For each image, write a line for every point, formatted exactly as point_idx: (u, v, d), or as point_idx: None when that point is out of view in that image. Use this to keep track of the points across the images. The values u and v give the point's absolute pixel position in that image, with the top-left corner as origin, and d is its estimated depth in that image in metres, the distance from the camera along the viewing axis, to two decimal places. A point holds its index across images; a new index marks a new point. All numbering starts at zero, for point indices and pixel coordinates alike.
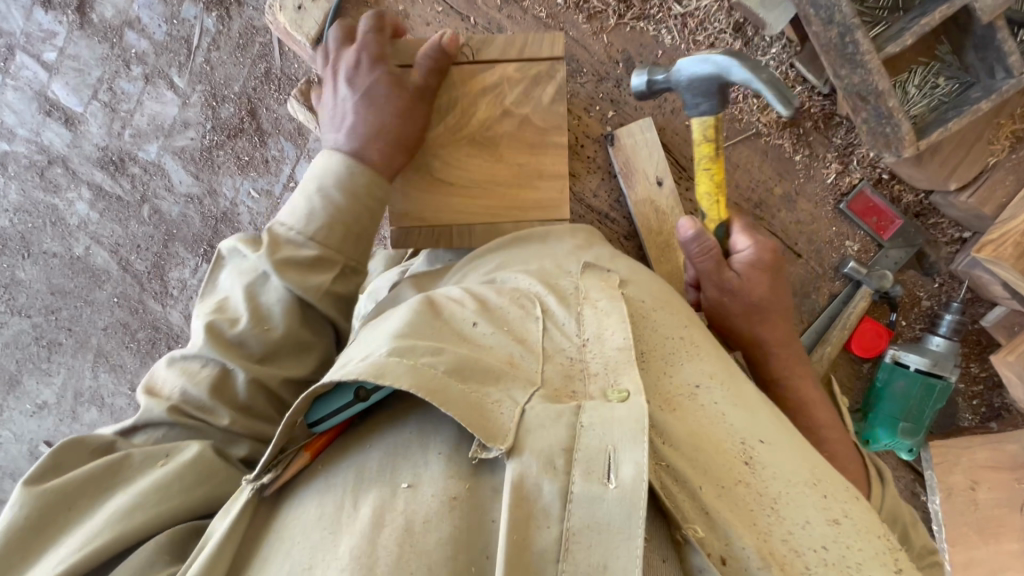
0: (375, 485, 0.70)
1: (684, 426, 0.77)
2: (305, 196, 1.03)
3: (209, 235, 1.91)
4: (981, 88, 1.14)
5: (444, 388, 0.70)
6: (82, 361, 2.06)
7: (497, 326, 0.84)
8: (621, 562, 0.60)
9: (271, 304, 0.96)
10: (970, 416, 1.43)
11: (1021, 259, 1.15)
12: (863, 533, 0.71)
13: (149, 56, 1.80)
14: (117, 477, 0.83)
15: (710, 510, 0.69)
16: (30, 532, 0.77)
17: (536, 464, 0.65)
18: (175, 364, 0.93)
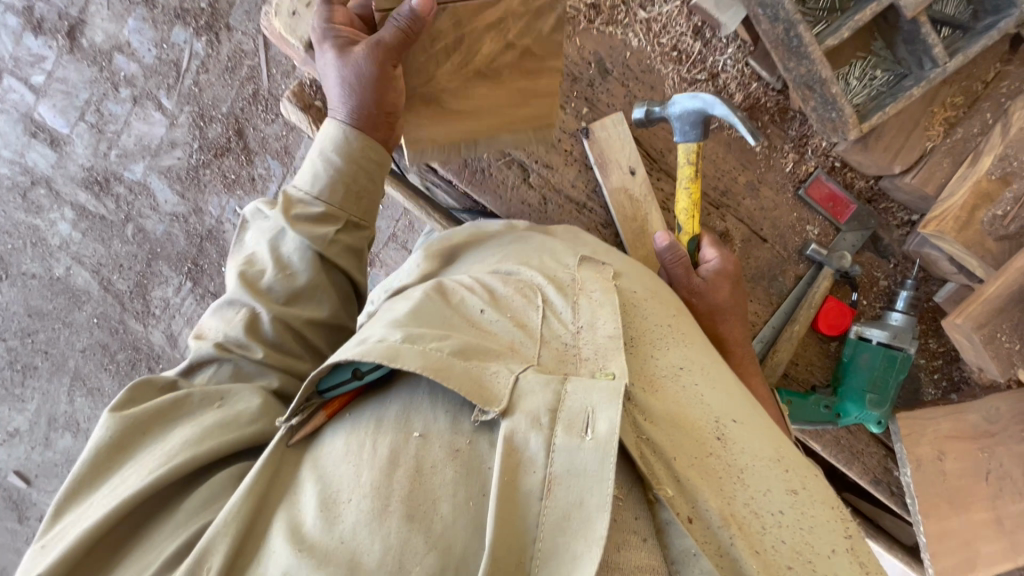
0: (389, 431, 0.76)
1: (664, 404, 0.83)
2: (312, 161, 1.05)
3: (193, 252, 2.41)
4: (912, 79, 1.10)
5: (448, 366, 0.76)
6: (98, 362, 2.52)
7: (502, 312, 0.90)
8: (595, 499, 0.66)
9: (290, 252, 1.00)
10: (932, 390, 1.42)
11: (964, 232, 1.14)
12: (815, 502, 0.79)
13: (140, 81, 2.33)
14: (179, 414, 0.89)
15: (682, 478, 0.75)
16: (110, 453, 0.85)
17: (525, 421, 0.71)
18: (216, 313, 1.00)
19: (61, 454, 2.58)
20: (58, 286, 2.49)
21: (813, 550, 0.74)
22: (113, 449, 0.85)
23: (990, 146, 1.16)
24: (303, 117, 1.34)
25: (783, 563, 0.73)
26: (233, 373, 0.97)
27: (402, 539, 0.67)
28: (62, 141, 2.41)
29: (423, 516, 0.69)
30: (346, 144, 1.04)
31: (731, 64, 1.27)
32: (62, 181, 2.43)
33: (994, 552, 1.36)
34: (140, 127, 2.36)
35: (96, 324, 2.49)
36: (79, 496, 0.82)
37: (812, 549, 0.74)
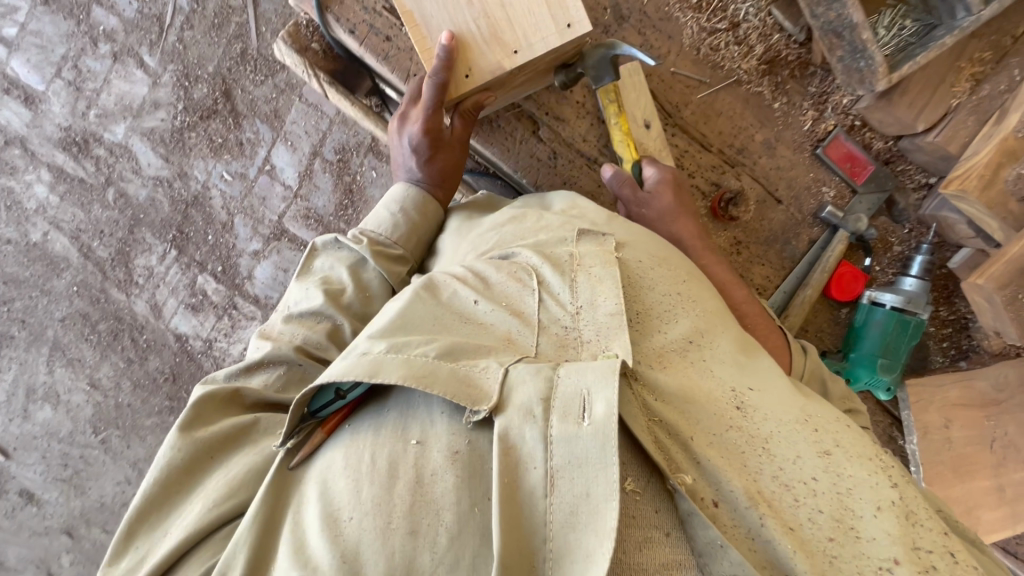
0: (386, 440, 0.69)
1: (676, 382, 0.77)
2: (391, 209, 1.06)
3: (177, 219, 2.29)
4: (944, 28, 1.05)
5: (431, 373, 0.69)
6: (77, 333, 2.41)
7: (497, 302, 0.83)
8: (602, 488, 0.61)
9: (372, 273, 1.02)
10: (939, 357, 1.41)
11: (987, 190, 1.11)
12: (854, 458, 0.71)
13: (120, 36, 2.21)
14: (245, 440, 0.85)
15: (701, 459, 0.70)
16: (178, 475, 0.81)
17: (517, 416, 0.66)
18: (290, 321, 0.96)
19: (39, 427, 2.47)
20: (35, 252, 2.38)
21: (855, 513, 0.66)
22: (180, 473, 0.81)
23: (1017, 104, 1.11)
24: (299, 59, 1.27)
25: (823, 536, 0.65)
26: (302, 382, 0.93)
27: (406, 555, 0.61)
28: (38, 99, 2.28)
29: (426, 530, 0.63)
30: (414, 199, 1.07)
31: (753, 14, 1.19)
32: (38, 142, 2.31)
33: (994, 520, 1.34)
34: (120, 85, 2.24)
35: (76, 292, 2.38)
36: (150, 519, 0.79)
37: (853, 514, 0.66)
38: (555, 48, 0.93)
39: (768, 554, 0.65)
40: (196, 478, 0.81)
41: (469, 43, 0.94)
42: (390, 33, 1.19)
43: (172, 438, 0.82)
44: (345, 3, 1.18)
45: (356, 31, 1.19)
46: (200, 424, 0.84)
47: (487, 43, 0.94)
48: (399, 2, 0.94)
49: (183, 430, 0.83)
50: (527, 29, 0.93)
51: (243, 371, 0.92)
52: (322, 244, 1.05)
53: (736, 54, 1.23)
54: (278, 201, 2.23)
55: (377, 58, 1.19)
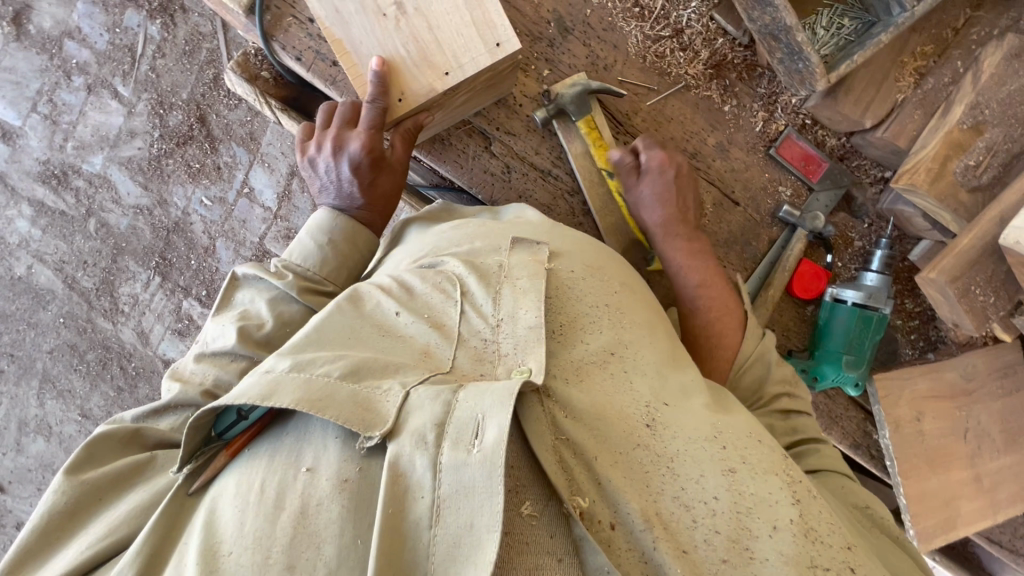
0: (278, 468, 0.69)
1: (590, 399, 0.76)
2: (317, 240, 1.00)
3: (160, 246, 2.30)
4: (880, 25, 1.06)
5: (328, 396, 0.68)
6: (65, 364, 2.42)
7: (418, 314, 0.82)
8: (485, 519, 0.60)
9: (294, 307, 0.94)
10: (909, 350, 1.40)
11: (936, 184, 1.10)
12: (759, 476, 0.71)
13: (93, 67, 2.22)
14: (141, 477, 0.82)
15: (603, 480, 0.69)
16: (59, 522, 0.77)
17: (409, 442, 0.65)
18: (203, 360, 0.89)
19: (33, 459, 2.48)
20: (19, 286, 2.40)
21: (750, 533, 0.67)
22: (61, 521, 0.77)
23: (961, 95, 1.12)
24: (251, 88, 1.28)
25: (715, 558, 0.66)
26: None
27: None
28: (15, 134, 2.30)
29: (304, 564, 0.61)
30: (345, 229, 1.02)
31: (695, 19, 1.22)
32: (17, 177, 2.33)
33: (973, 510, 1.36)
34: (96, 116, 2.26)
35: (63, 323, 2.40)
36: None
37: (748, 534, 0.67)
38: (486, 65, 0.98)
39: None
40: (80, 524, 0.78)
41: (400, 68, 0.99)
42: (335, 57, 1.18)
43: (58, 480, 0.78)
44: (289, 30, 1.18)
45: (303, 57, 1.18)
46: (89, 466, 0.81)
47: (418, 66, 0.99)
48: (326, 29, 0.98)
49: (68, 473, 0.79)
50: (456, 50, 0.98)
51: (151, 413, 0.87)
52: (243, 276, 0.97)
53: (682, 60, 1.24)
54: (258, 223, 2.24)
55: (325, 83, 1.19)
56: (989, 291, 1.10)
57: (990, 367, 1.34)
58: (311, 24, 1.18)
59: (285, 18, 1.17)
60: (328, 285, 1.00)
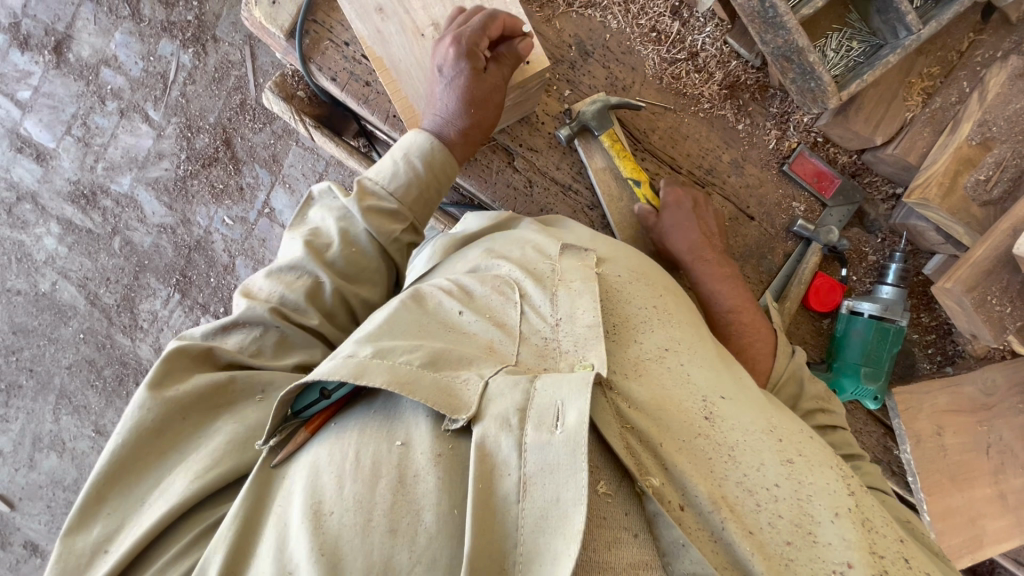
0: (371, 440, 0.70)
1: (647, 392, 0.79)
2: (395, 158, 0.99)
3: (181, 263, 2.36)
4: (888, 47, 1.11)
5: (415, 380, 0.71)
6: (83, 379, 2.46)
7: (481, 314, 0.86)
8: (571, 493, 0.62)
9: (360, 231, 0.94)
10: (927, 364, 1.41)
11: (948, 198, 1.15)
12: (816, 467, 0.73)
13: (126, 93, 2.33)
14: (223, 399, 0.83)
15: (669, 464, 0.72)
16: (149, 439, 0.78)
17: (493, 425, 0.68)
18: (272, 274, 0.91)
19: (45, 476, 2.49)
20: (43, 302, 2.45)
21: (813, 518, 0.68)
22: (149, 437, 0.78)
23: (968, 114, 1.17)
24: (286, 106, 1.35)
25: (780, 540, 0.67)
26: (277, 340, 0.88)
27: (384, 554, 0.62)
28: (49, 156, 2.40)
29: (405, 528, 0.63)
30: (421, 147, 1.00)
31: (710, 43, 1.28)
32: (48, 197, 2.42)
33: (999, 528, 1.34)
34: (127, 139, 2.35)
35: (83, 339, 2.44)
36: (118, 488, 0.76)
37: (812, 519, 0.68)
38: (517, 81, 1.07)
39: (731, 557, 0.67)
40: (166, 444, 0.79)
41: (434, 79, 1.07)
42: (369, 78, 1.25)
43: (144, 396, 0.79)
44: (327, 53, 1.25)
45: (338, 78, 1.25)
46: (170, 381, 0.81)
47: None
48: (369, 48, 1.07)
49: (152, 389, 0.79)
50: None
51: (218, 331, 0.88)
52: (318, 193, 0.99)
53: (697, 81, 1.30)
54: (277, 241, 2.31)
55: (358, 101, 1.26)
56: (1006, 301, 1.10)
57: (1010, 382, 1.32)
58: (347, 47, 1.25)
59: (322, 42, 1.24)
60: (393, 205, 0.97)
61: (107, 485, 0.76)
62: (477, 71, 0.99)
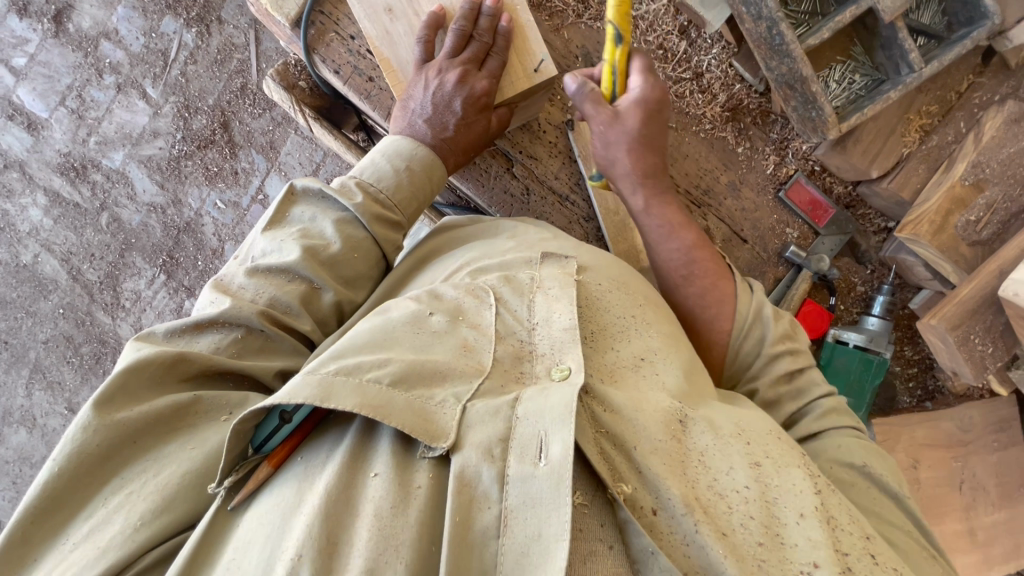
0: (341, 473, 0.65)
1: (625, 396, 0.75)
2: (396, 165, 0.98)
3: (168, 244, 2.32)
4: (890, 83, 1.13)
5: (387, 402, 0.66)
6: (59, 354, 2.41)
7: (454, 318, 0.81)
8: (552, 529, 0.58)
9: (362, 234, 0.93)
10: (907, 398, 1.42)
11: (938, 236, 1.16)
12: (782, 467, 0.70)
13: (125, 68, 2.29)
14: (183, 421, 0.76)
15: (643, 468, 0.67)
16: (92, 464, 0.70)
17: (475, 454, 0.64)
18: (257, 275, 0.86)
19: (12, 451, 2.43)
20: (24, 274, 2.40)
21: (779, 519, 0.65)
22: (93, 463, 0.70)
23: (963, 154, 1.18)
24: (286, 95, 1.34)
25: (752, 541, 0.63)
26: (260, 345, 0.84)
27: None
28: (40, 126, 2.35)
29: (383, 567, 0.58)
30: (423, 160, 1.00)
31: (715, 64, 1.29)
32: (37, 166, 2.37)
33: (967, 563, 1.35)
34: (122, 115, 2.31)
35: (62, 314, 2.39)
36: (51, 522, 0.69)
37: (778, 520, 0.65)
38: (521, 89, 1.06)
39: (703, 561, 0.62)
40: (113, 469, 0.72)
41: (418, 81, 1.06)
42: (372, 74, 1.24)
43: (88, 416, 0.70)
44: (331, 45, 1.23)
45: (341, 71, 1.24)
46: (117, 402, 0.72)
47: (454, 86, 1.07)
48: (376, 48, 1.07)
49: (97, 407, 0.71)
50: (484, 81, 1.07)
51: (188, 329, 0.81)
52: (302, 190, 0.94)
53: (700, 101, 1.30)
54: None
55: (360, 97, 1.25)
56: (988, 341, 1.12)
57: (987, 421, 1.36)
58: (352, 41, 1.23)
59: (328, 33, 1.23)
60: (396, 213, 0.97)
61: (41, 520, 0.69)
62: (477, 98, 1.02)
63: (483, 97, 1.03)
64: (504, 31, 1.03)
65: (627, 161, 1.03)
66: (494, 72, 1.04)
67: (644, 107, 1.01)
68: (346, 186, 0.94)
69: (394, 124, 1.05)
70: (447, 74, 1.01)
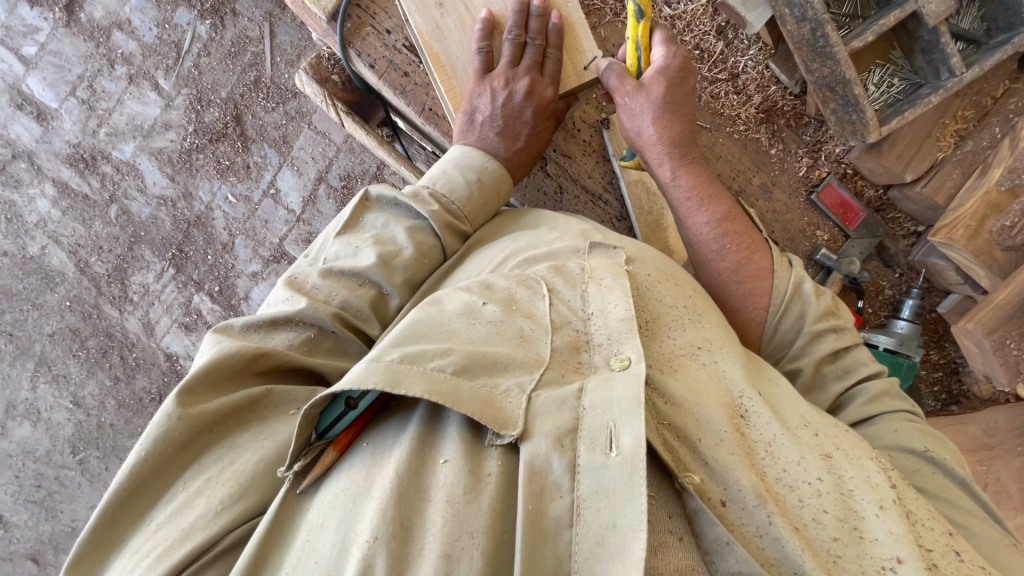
0: (411, 458, 0.64)
1: (685, 385, 0.73)
2: (468, 177, 0.97)
3: (178, 237, 2.30)
4: (930, 87, 1.13)
5: (454, 391, 0.64)
6: (65, 347, 2.38)
7: (508, 308, 0.76)
8: (628, 518, 0.57)
9: (434, 244, 0.92)
10: (933, 402, 1.47)
11: (973, 240, 1.17)
12: (854, 460, 0.69)
13: (137, 58, 2.26)
14: (258, 412, 0.75)
15: (710, 460, 0.67)
16: (175, 451, 0.70)
17: (545, 443, 0.62)
18: (330, 276, 0.85)
19: (16, 445, 2.40)
20: (30, 265, 2.37)
21: (858, 513, 0.64)
22: (176, 451, 0.70)
23: (998, 160, 1.19)
24: (318, 90, 1.33)
25: (827, 536, 0.63)
26: (331, 346, 0.83)
27: None
28: (50, 116, 2.33)
29: (460, 553, 0.57)
30: (493, 174, 0.99)
31: (752, 66, 1.29)
32: (45, 157, 2.34)
33: None
34: (133, 106, 2.29)
35: (69, 307, 2.37)
36: (135, 508, 0.69)
37: (856, 513, 0.64)
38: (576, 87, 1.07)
39: (777, 553, 0.62)
40: (192, 458, 0.71)
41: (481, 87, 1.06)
42: (408, 69, 1.23)
43: (172, 405, 0.69)
44: (367, 39, 1.22)
45: (376, 66, 1.23)
46: (196, 394, 0.71)
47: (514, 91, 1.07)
48: (426, 42, 1.05)
49: (179, 399, 0.70)
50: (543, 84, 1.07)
51: (265, 326, 0.80)
52: (377, 198, 0.94)
53: (734, 102, 1.30)
54: (280, 224, 2.27)
55: (394, 92, 1.24)
56: None
57: (1010, 426, 1.34)
58: (388, 35, 1.22)
59: (364, 27, 1.22)
60: (465, 224, 0.97)
61: (127, 503, 0.69)
62: (547, 103, 1.03)
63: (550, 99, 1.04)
64: (555, 29, 1.02)
65: (654, 131, 1.01)
66: (555, 76, 1.03)
67: (667, 77, 1.00)
68: (418, 194, 0.93)
69: (459, 136, 1.04)
70: (516, 85, 1.01)
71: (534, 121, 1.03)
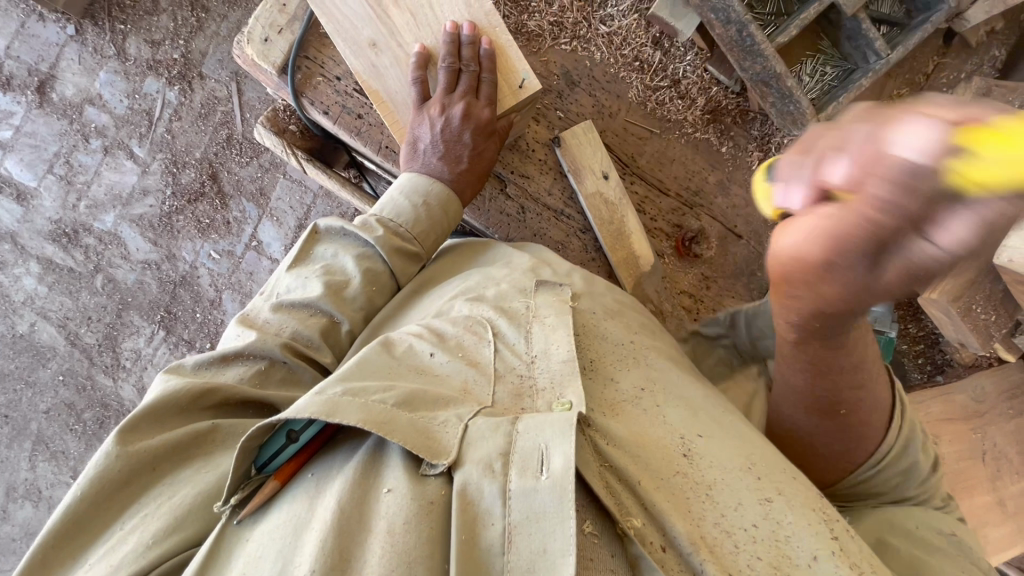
0: (354, 486, 0.64)
1: (627, 429, 0.74)
2: (412, 201, 1.01)
3: (165, 298, 2.32)
4: (860, 71, 1.17)
5: (392, 420, 0.65)
6: (61, 422, 2.37)
7: (453, 354, 0.79)
8: (558, 543, 0.58)
9: (381, 266, 0.95)
10: (918, 374, 1.48)
11: None
12: (795, 507, 0.68)
13: (111, 130, 2.32)
14: (201, 449, 0.76)
15: (650, 505, 0.67)
16: (115, 488, 0.71)
17: (476, 470, 0.63)
18: (282, 310, 0.88)
19: (18, 528, 2.36)
20: (21, 344, 2.38)
21: (790, 560, 0.64)
22: (115, 489, 0.71)
23: None
24: (278, 140, 1.37)
25: None
26: (285, 375, 0.84)
27: None
28: (29, 195, 2.37)
29: None
30: (439, 195, 1.03)
31: (691, 71, 1.34)
32: (28, 236, 2.37)
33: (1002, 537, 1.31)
34: (110, 176, 2.33)
35: (62, 381, 2.37)
36: (71, 546, 0.69)
37: (789, 560, 0.64)
38: (510, 106, 1.10)
39: None
40: (133, 495, 0.72)
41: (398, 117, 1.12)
42: (361, 111, 1.27)
43: (110, 444, 0.71)
44: (318, 88, 1.26)
45: (330, 111, 1.27)
46: (140, 432, 0.73)
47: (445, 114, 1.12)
48: (365, 81, 1.11)
49: (121, 436, 0.71)
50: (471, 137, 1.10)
51: (215, 362, 0.82)
52: (325, 229, 0.97)
53: (679, 107, 1.35)
54: (265, 274, 2.29)
55: (350, 134, 1.27)
56: (990, 309, 1.16)
57: (998, 389, 1.35)
58: (339, 82, 1.27)
59: (314, 77, 1.26)
60: (417, 245, 1.00)
61: (63, 543, 0.69)
62: (484, 125, 1.07)
63: (486, 121, 1.07)
64: (486, 54, 1.07)
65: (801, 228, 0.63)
66: (490, 97, 1.08)
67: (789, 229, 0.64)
68: (367, 222, 0.97)
69: (405, 165, 1.08)
70: (452, 110, 1.05)
71: (474, 144, 1.07)
